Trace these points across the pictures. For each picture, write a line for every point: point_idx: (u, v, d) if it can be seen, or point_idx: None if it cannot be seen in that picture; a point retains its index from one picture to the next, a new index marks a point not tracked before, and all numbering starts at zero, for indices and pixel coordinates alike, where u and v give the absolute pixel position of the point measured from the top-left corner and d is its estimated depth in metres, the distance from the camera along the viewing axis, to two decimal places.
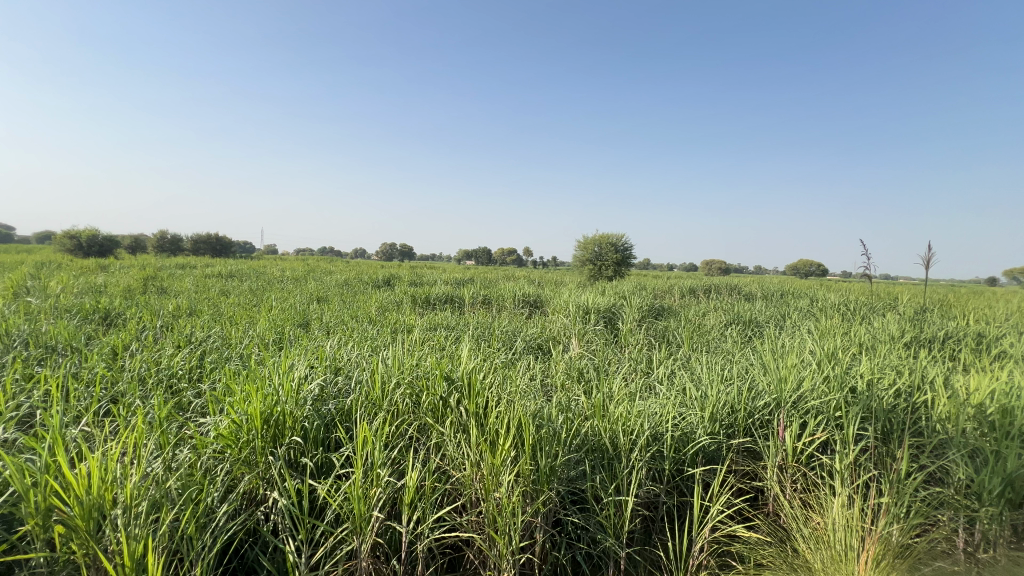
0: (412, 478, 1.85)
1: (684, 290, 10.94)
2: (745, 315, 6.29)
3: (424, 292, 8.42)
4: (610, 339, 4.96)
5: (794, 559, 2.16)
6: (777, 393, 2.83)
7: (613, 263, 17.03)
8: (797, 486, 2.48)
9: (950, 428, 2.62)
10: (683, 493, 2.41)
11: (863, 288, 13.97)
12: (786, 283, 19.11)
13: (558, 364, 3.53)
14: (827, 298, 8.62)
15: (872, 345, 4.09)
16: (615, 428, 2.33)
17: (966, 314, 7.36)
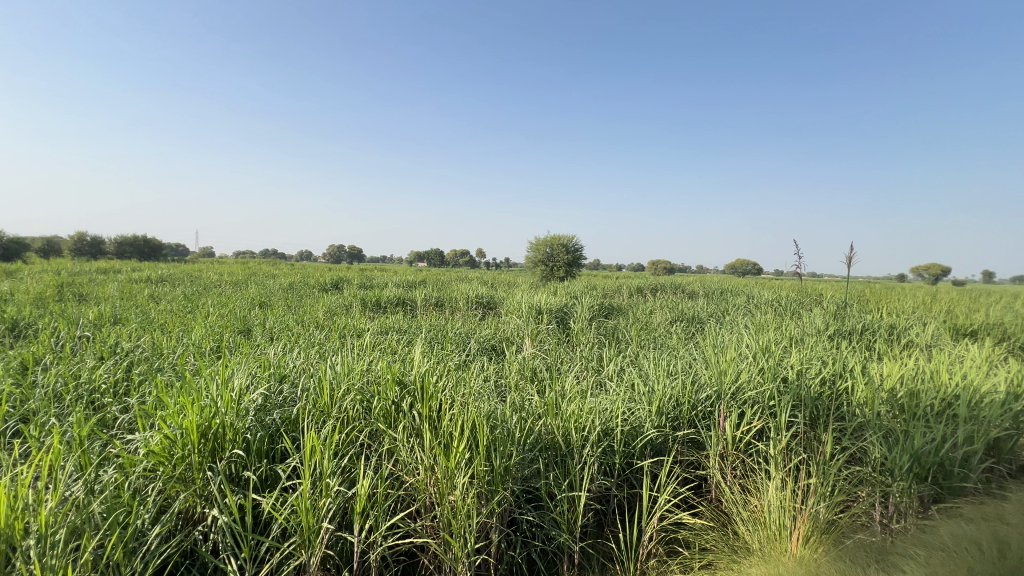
0: (364, 487, 1.80)
1: (633, 290, 11.36)
2: (689, 312, 6.62)
3: (375, 295, 8.22)
4: (563, 338, 5.04)
5: (734, 541, 2.30)
6: (718, 385, 2.99)
7: (565, 264, 17.42)
8: (737, 472, 2.63)
9: (868, 412, 2.89)
10: (633, 486, 2.49)
11: (793, 283, 15.04)
12: (726, 280, 20.26)
13: (512, 364, 3.55)
14: (762, 295, 9.22)
15: (801, 338, 4.42)
16: (568, 425, 2.37)
17: (878, 307, 8.13)
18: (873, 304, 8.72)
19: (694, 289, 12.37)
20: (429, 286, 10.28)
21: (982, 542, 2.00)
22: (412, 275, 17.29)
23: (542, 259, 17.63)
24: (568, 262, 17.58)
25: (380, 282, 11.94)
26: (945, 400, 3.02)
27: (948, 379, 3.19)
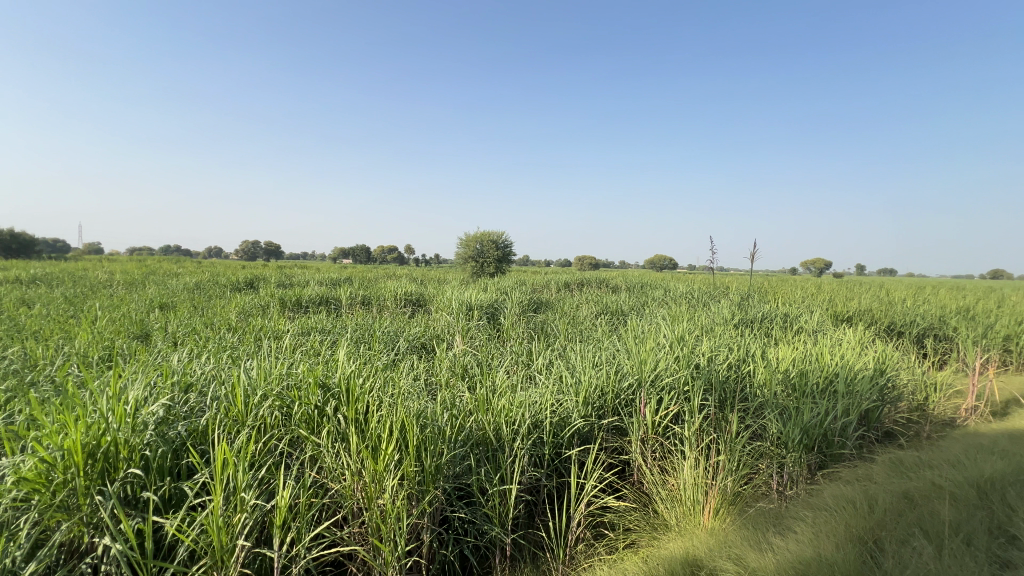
0: (284, 498, 1.69)
1: (560, 285, 11.72)
2: (612, 305, 6.95)
3: (295, 294, 7.74)
4: (493, 334, 5.07)
5: (654, 519, 2.47)
6: (639, 373, 3.16)
7: (495, 260, 17.57)
8: (656, 454, 2.81)
9: (766, 392, 3.21)
10: (561, 474, 2.57)
11: (704, 277, 16.31)
12: (646, 274, 21.49)
13: (443, 361, 3.51)
14: (677, 288, 9.91)
15: (711, 327, 4.81)
16: (498, 420, 2.39)
17: (774, 298, 9.05)
18: (770, 295, 9.70)
19: (617, 283, 12.98)
20: (355, 284, 9.88)
21: (855, 500, 2.31)
22: (337, 273, 16.48)
23: (472, 256, 17.57)
24: (498, 258, 17.68)
25: (300, 280, 11.25)
26: (827, 378, 3.45)
27: (829, 360, 3.63)
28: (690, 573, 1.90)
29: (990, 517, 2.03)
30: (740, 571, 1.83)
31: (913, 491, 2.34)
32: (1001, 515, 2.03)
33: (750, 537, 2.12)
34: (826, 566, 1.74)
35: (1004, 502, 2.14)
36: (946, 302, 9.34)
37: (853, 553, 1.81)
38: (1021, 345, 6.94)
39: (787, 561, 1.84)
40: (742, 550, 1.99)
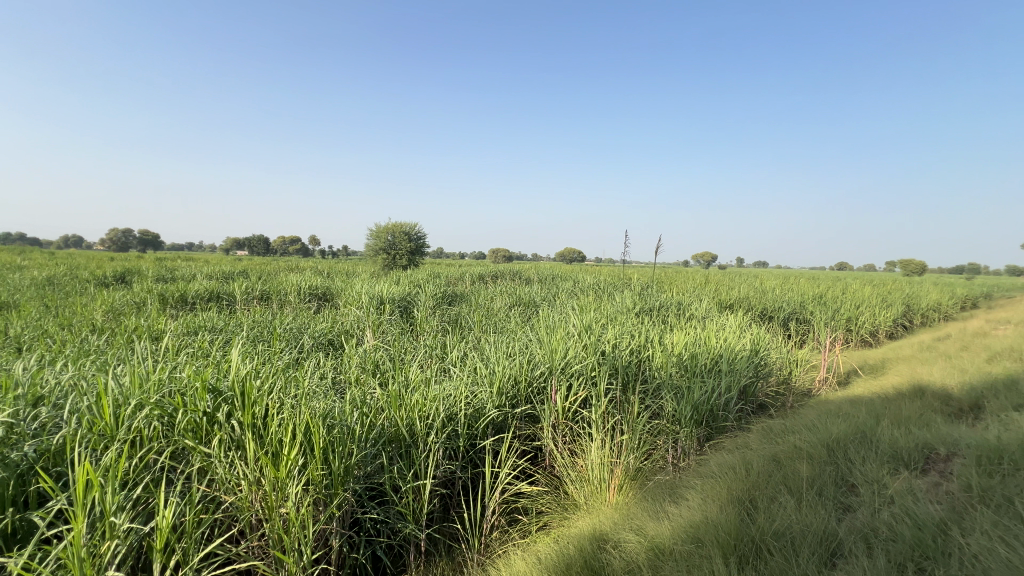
0: (166, 518, 1.50)
1: (475, 277, 11.76)
2: (525, 297, 7.12)
3: (179, 288, 6.92)
4: (406, 328, 4.95)
5: (565, 500, 2.60)
6: (550, 362, 3.26)
7: (408, 252, 17.13)
8: (566, 438, 2.94)
9: (663, 374, 3.50)
10: (476, 465, 2.59)
11: (609, 270, 17.30)
12: (557, 267, 22.33)
13: (352, 358, 3.35)
14: (585, 280, 10.42)
15: (615, 316, 5.13)
16: (412, 415, 2.33)
17: (669, 288, 9.88)
18: (666, 285, 10.58)
19: (529, 276, 13.30)
20: (251, 278, 9.04)
21: (735, 466, 2.62)
22: (229, 266, 14.97)
23: (383, 247, 16.92)
24: (410, 250, 17.27)
25: (184, 273, 10.03)
26: (714, 359, 3.85)
27: (716, 343, 4.05)
28: (598, 547, 2.03)
29: (836, 471, 2.42)
30: (641, 541, 2.00)
31: (780, 454, 2.71)
32: (844, 467, 2.43)
33: (649, 508, 2.31)
34: (712, 527, 1.96)
35: (846, 456, 2.57)
36: (804, 289, 10.88)
37: (733, 512, 2.05)
38: (859, 325, 8.33)
39: (681, 526, 2.03)
40: (642, 521, 2.17)
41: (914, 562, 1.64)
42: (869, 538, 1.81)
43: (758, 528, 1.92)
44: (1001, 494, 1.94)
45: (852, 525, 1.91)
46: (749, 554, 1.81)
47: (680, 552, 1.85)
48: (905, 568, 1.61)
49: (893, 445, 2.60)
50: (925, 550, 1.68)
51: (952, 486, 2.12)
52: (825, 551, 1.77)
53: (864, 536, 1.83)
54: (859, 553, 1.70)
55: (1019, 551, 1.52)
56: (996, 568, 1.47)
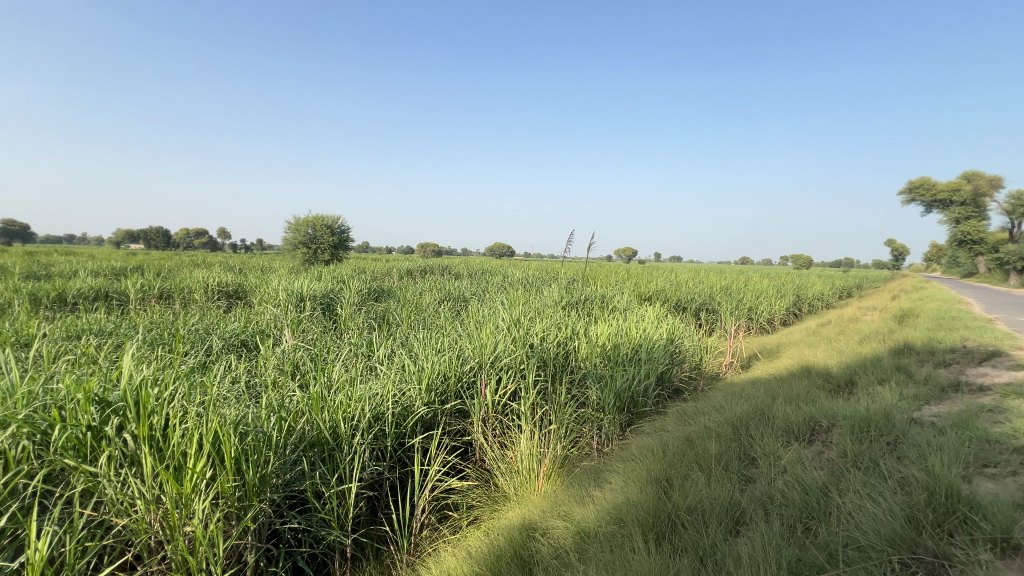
0: (39, 551, 1.31)
1: (403, 272, 11.46)
2: (455, 291, 7.06)
3: (55, 287, 6.02)
4: (329, 326, 4.70)
5: (495, 493, 2.65)
6: (479, 356, 3.24)
7: (330, 247, 16.28)
8: (496, 432, 2.96)
9: (588, 364, 3.64)
10: (404, 464, 2.54)
11: (538, 265, 17.67)
12: (486, 262, 22.36)
13: (268, 360, 3.12)
14: (514, 274, 10.55)
15: (543, 309, 5.23)
16: (336, 417, 2.22)
17: (594, 282, 10.27)
18: (591, 279, 10.99)
19: (459, 270, 13.20)
20: (148, 274, 8.10)
21: (653, 448, 2.80)
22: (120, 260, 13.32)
23: (303, 241, 15.94)
24: (333, 244, 16.44)
25: (62, 270, 8.71)
26: (634, 349, 4.07)
27: (636, 334, 4.28)
28: (527, 536, 2.07)
29: (739, 446, 2.66)
30: (567, 526, 2.08)
31: (692, 435, 2.93)
32: (745, 443, 2.69)
33: (575, 494, 2.40)
34: (633, 508, 2.08)
35: (748, 433, 2.83)
36: (713, 282, 11.83)
37: (651, 491, 2.19)
38: (758, 314, 9.21)
39: (605, 509, 2.13)
40: (569, 507, 2.25)
41: (802, 523, 1.86)
42: (766, 505, 2.01)
43: (673, 504, 2.07)
44: (869, 457, 2.24)
45: (753, 494, 2.11)
46: (665, 530, 1.95)
47: (604, 534, 1.95)
48: (795, 528, 1.82)
49: (786, 420, 2.91)
50: (811, 511, 1.91)
51: (831, 454, 2.43)
52: (730, 520, 1.95)
53: (762, 503, 2.04)
54: (758, 519, 1.89)
55: (881, 505, 1.77)
56: (865, 522, 1.70)
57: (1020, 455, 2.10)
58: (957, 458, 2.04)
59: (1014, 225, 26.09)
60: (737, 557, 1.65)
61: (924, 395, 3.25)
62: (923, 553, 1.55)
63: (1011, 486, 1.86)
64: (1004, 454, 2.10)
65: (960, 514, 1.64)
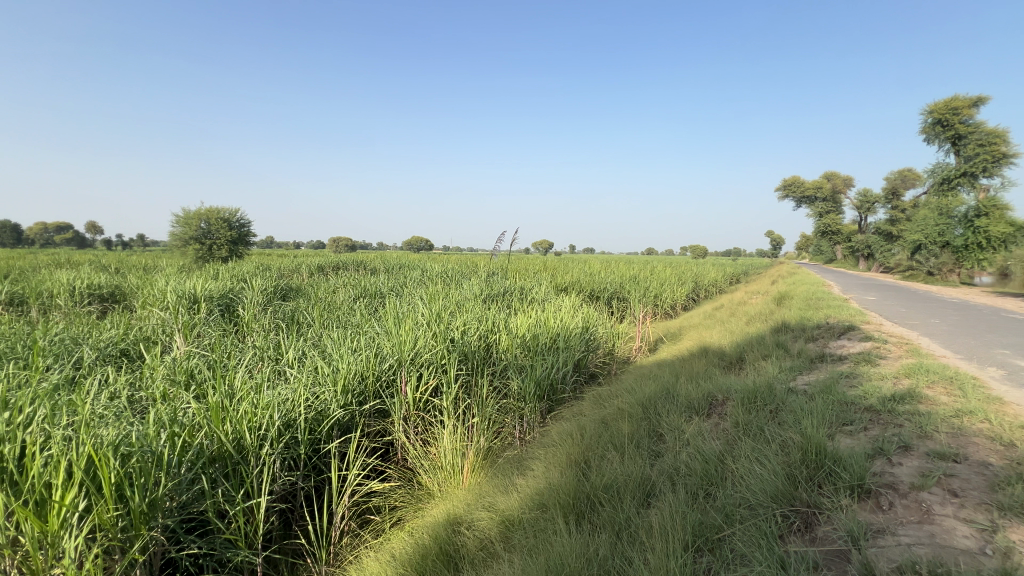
0: None
1: (313, 269, 10.80)
2: (370, 287, 6.79)
3: None
4: (230, 329, 4.30)
5: (419, 491, 2.62)
6: (398, 353, 3.13)
7: (228, 242, 14.88)
8: (418, 429, 2.91)
9: (509, 356, 3.69)
10: (320, 471, 2.40)
11: (456, 258, 17.56)
12: (403, 256, 21.76)
13: (155, 370, 2.78)
14: (433, 268, 10.38)
15: (463, 303, 5.21)
16: (240, 429, 2.03)
17: (513, 274, 10.46)
18: (510, 271, 11.17)
19: (375, 265, 12.73)
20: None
21: (572, 432, 2.92)
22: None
23: (194, 236, 14.38)
24: (232, 239, 15.06)
25: None
26: (552, 339, 4.21)
27: (554, 324, 4.43)
28: (452, 531, 2.07)
29: (649, 424, 2.87)
30: (492, 516, 2.11)
31: (607, 417, 3.11)
32: (654, 420, 2.90)
33: (499, 484, 2.44)
34: (554, 491, 2.16)
35: (656, 411, 3.06)
36: (623, 271, 12.57)
37: (571, 473, 2.29)
38: (662, 301, 9.98)
39: (528, 495, 2.20)
40: (493, 497, 2.28)
41: (702, 489, 2.06)
42: (673, 476, 2.20)
43: (591, 483, 2.18)
44: (757, 424, 2.53)
45: (662, 467, 2.30)
46: (585, 510, 2.05)
47: (528, 520, 2.01)
48: (697, 495, 2.01)
49: (688, 397, 3.19)
50: (710, 478, 2.12)
51: (726, 424, 2.71)
52: (641, 494, 2.10)
53: (669, 475, 2.22)
54: (666, 490, 2.06)
55: (766, 466, 2.01)
56: (754, 483, 1.93)
57: (869, 412, 2.50)
58: (824, 420, 2.38)
59: (861, 218, 30.79)
60: (649, 528, 1.79)
61: (797, 367, 3.74)
62: (799, 504, 1.79)
63: (863, 440, 2.20)
64: (857, 413, 2.49)
65: (827, 467, 1.92)
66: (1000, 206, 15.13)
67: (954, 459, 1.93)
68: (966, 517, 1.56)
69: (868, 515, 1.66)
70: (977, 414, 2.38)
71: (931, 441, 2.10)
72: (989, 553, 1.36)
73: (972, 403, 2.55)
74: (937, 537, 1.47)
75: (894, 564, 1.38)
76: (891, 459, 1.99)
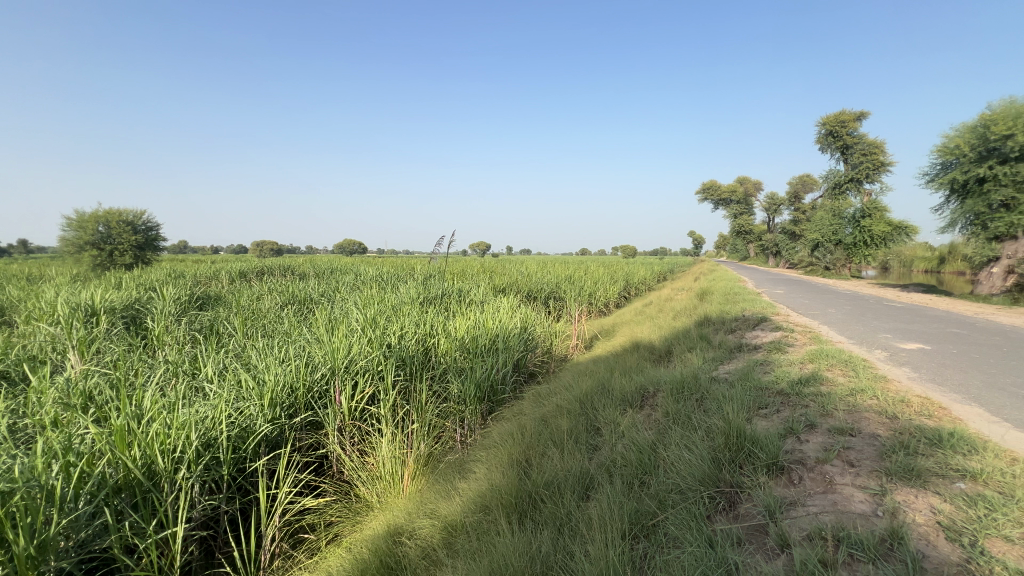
0: None
1: (234, 275, 10.06)
2: (299, 293, 6.44)
3: None
4: (137, 343, 3.89)
5: (356, 504, 2.52)
6: (331, 362, 2.97)
7: (133, 247, 13.50)
8: (354, 440, 2.79)
9: (448, 359, 3.65)
10: (246, 492, 2.24)
11: (392, 261, 17.14)
12: (333, 260, 20.86)
13: (43, 393, 2.44)
14: (367, 272, 10.03)
15: (400, 306, 5.09)
16: (151, 453, 1.84)
17: (451, 277, 10.38)
18: (448, 274, 11.08)
19: (304, 270, 12.11)
20: None
21: (512, 432, 2.94)
22: None
23: (91, 241, 12.88)
24: (137, 244, 13.68)
25: None
26: (492, 340, 4.21)
27: (493, 325, 4.45)
28: (393, 542, 2.01)
29: (586, 419, 2.96)
30: (434, 523, 2.07)
31: (546, 415, 3.16)
32: (591, 415, 2.99)
33: (441, 489, 2.41)
34: (496, 492, 2.16)
35: (593, 406, 3.17)
36: (558, 272, 12.87)
37: (512, 473, 2.30)
38: (596, 299, 10.35)
39: (470, 498, 2.18)
40: (435, 503, 2.24)
41: (637, 478, 2.15)
42: (610, 468, 2.28)
43: (533, 481, 2.21)
44: (685, 413, 2.69)
45: (600, 460, 2.37)
46: (527, 508, 2.07)
47: (471, 523, 2.00)
48: (633, 484, 2.11)
49: (622, 390, 3.33)
50: (644, 466, 2.22)
51: (658, 415, 2.85)
52: (581, 487, 2.16)
53: (607, 467, 2.30)
54: (604, 481, 2.13)
55: (694, 452, 2.14)
56: (683, 468, 2.05)
57: (780, 396, 2.75)
58: (743, 405, 2.58)
59: (770, 219, 33.78)
60: (588, 520, 1.85)
61: (719, 357, 4.03)
62: (723, 485, 1.93)
63: (776, 421, 2.42)
64: (771, 397, 2.72)
65: (746, 449, 2.07)
66: (880, 208, 17.29)
67: (850, 433, 2.16)
68: (861, 484, 1.76)
69: (782, 489, 1.82)
70: (868, 391, 2.69)
71: (832, 418, 2.34)
72: (880, 514, 1.54)
73: (863, 382, 2.88)
74: (839, 504, 1.65)
75: (805, 531, 1.53)
76: (800, 436, 2.20)
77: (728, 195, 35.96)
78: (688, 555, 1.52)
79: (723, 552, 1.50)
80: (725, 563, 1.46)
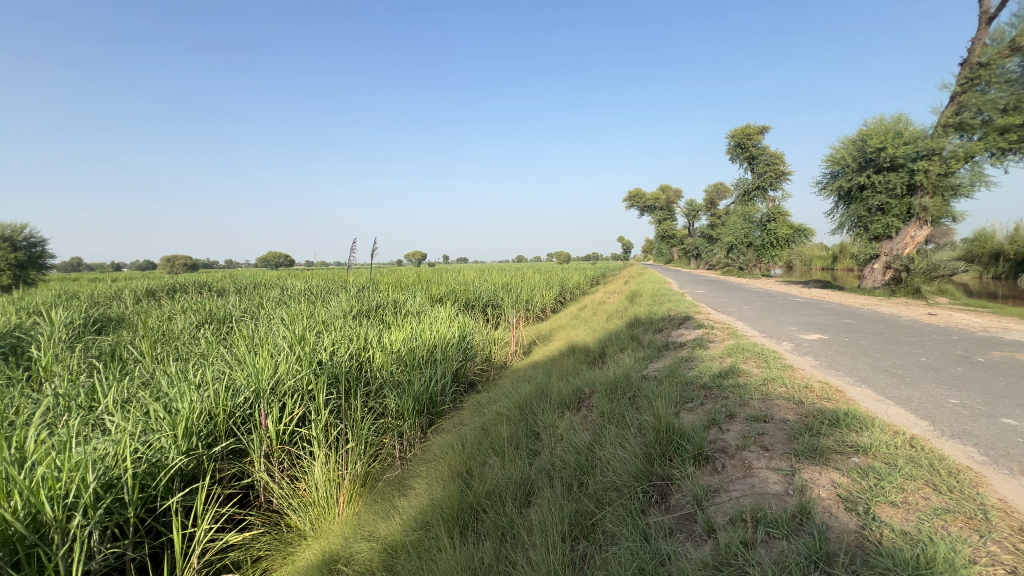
0: None
1: (139, 294, 9.12)
2: (218, 312, 5.96)
3: None
4: (18, 377, 3.40)
5: (287, 534, 2.37)
6: (255, 383, 2.76)
7: (11, 265, 11.85)
8: (283, 466, 2.62)
9: (384, 373, 3.53)
10: (158, 535, 2.02)
11: (322, 274, 16.39)
12: (257, 274, 19.56)
13: None
14: (295, 286, 9.51)
15: (331, 321, 4.85)
16: (36, 501, 1.60)
17: (386, 287, 10.11)
18: (383, 284, 10.79)
19: (224, 286, 11.26)
20: None
21: (452, 443, 2.89)
22: None
23: None
24: (17, 262, 12.03)
25: None
26: (429, 351, 4.14)
27: (430, 335, 4.37)
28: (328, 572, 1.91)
29: (526, 424, 2.98)
30: (373, 546, 1.99)
31: (487, 424, 3.15)
32: (531, 420, 3.02)
33: (379, 510, 2.32)
34: (437, 506, 2.12)
35: (532, 411, 3.19)
36: (495, 279, 12.97)
37: (453, 485, 2.26)
38: (534, 305, 10.52)
39: (410, 516, 2.12)
40: (373, 525, 2.16)
41: (576, 480, 2.20)
42: (550, 471, 2.31)
43: (474, 492, 2.19)
44: (619, 412, 2.78)
45: (540, 465, 2.40)
46: (469, 521, 2.05)
47: (411, 542, 1.94)
48: (571, 486, 2.15)
49: (560, 394, 3.39)
50: (583, 467, 2.27)
51: (593, 415, 2.94)
52: (522, 493, 2.17)
53: (547, 471, 2.33)
54: (544, 486, 2.16)
55: (628, 449, 2.22)
56: (618, 466, 2.12)
57: (704, 390, 2.93)
58: (671, 400, 2.72)
59: (690, 224, 36.21)
60: (530, 526, 1.86)
61: (649, 356, 4.23)
62: (655, 478, 2.02)
63: (700, 414, 2.58)
64: (695, 391, 2.89)
65: (675, 442, 2.18)
66: (782, 212, 19.12)
67: (764, 420, 2.36)
68: (775, 466, 1.91)
69: (708, 477, 1.94)
70: (778, 380, 2.95)
71: (749, 407, 2.54)
72: (791, 493, 1.69)
73: (774, 372, 3.15)
74: (757, 487, 1.78)
75: (728, 516, 1.64)
76: (721, 426, 2.36)
77: (653, 203, 38.13)
78: (624, 550, 1.58)
79: (656, 543, 1.57)
80: (658, 554, 1.53)
